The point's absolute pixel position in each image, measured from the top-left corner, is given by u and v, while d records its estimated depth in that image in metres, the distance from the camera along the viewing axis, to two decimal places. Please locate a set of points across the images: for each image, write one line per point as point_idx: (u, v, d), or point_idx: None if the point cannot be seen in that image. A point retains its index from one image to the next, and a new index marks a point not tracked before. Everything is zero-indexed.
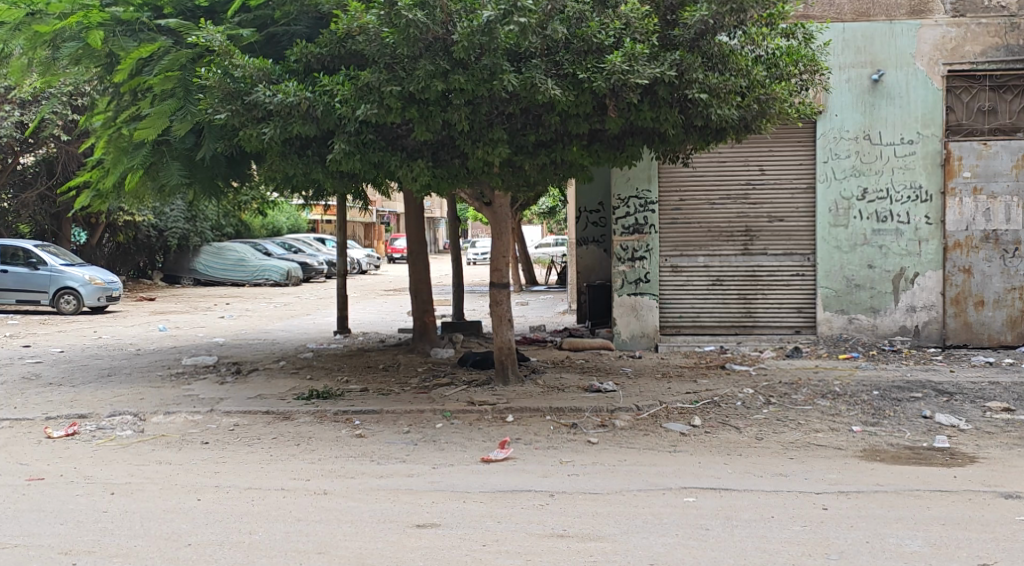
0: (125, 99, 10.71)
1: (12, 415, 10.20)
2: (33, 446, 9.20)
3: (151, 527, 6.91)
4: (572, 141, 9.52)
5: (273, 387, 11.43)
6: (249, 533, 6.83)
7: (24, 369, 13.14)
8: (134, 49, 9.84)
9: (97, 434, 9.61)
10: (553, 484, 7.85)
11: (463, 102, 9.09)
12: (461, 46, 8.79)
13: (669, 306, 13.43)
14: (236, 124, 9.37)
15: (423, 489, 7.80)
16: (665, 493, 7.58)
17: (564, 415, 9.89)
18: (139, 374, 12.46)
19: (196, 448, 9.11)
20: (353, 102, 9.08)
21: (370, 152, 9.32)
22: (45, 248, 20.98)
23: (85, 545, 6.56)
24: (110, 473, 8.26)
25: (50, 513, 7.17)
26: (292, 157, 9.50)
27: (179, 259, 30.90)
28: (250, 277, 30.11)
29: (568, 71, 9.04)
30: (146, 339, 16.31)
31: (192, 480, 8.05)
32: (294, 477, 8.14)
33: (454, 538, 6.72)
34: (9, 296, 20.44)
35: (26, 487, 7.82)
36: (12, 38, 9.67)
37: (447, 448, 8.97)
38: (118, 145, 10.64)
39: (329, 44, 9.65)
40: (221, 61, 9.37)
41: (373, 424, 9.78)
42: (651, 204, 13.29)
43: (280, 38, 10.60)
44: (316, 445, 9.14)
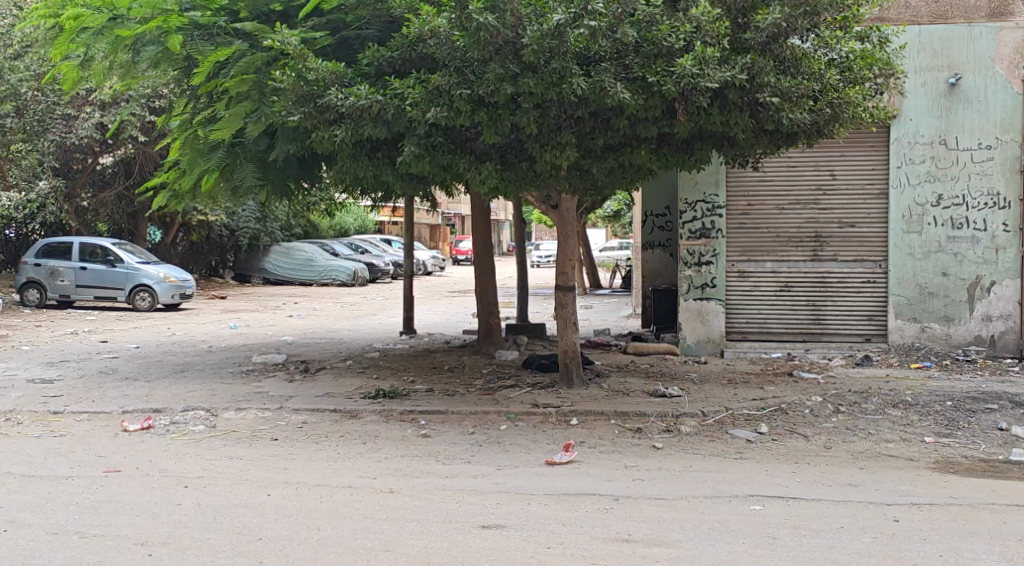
0: (202, 101, 10.95)
1: (91, 408, 10.47)
2: (111, 438, 9.43)
3: (223, 520, 7.05)
4: (641, 145, 9.51)
5: (341, 385, 11.58)
6: (317, 529, 6.93)
7: (102, 363, 13.48)
8: (210, 53, 10.03)
9: (172, 428, 9.82)
10: (617, 487, 7.85)
11: (533, 105, 9.10)
12: (531, 50, 8.86)
13: (736, 312, 13.31)
14: (309, 126, 9.50)
15: (488, 490, 7.85)
16: (732, 501, 7.53)
17: (629, 419, 9.87)
18: (212, 371, 12.70)
19: (266, 444, 9.27)
20: (423, 105, 9.18)
21: (439, 154, 9.38)
22: (122, 246, 21.50)
23: (161, 537, 6.71)
24: (184, 467, 8.44)
25: (127, 505, 7.34)
26: (363, 159, 9.60)
27: (249, 260, 31.41)
28: (318, 277, 30.41)
29: (639, 75, 9.01)
30: (217, 337, 16.61)
31: (263, 475, 8.19)
32: (362, 474, 8.24)
33: (519, 540, 6.75)
34: (86, 292, 20.94)
35: (104, 478, 8.03)
36: (95, 41, 9.96)
37: (512, 450, 9.00)
38: (193, 146, 10.84)
39: (401, 47, 9.79)
40: (295, 64, 9.53)
41: (438, 424, 9.86)
42: (718, 208, 13.18)
43: (353, 42, 10.79)
44: (382, 443, 9.25)
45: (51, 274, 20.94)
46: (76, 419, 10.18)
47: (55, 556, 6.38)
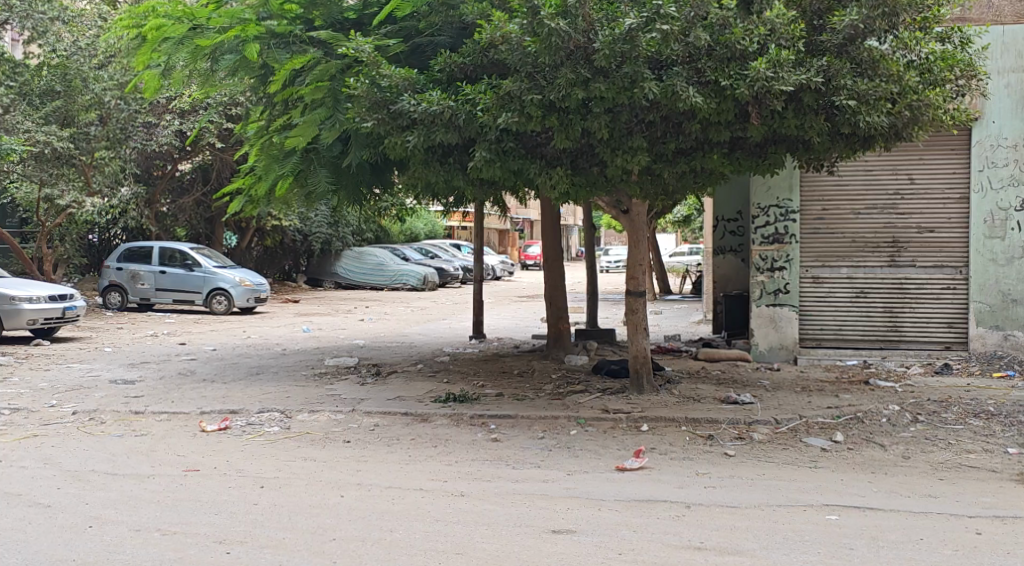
0: (278, 108, 11.11)
1: (170, 409, 10.71)
2: (190, 438, 9.64)
3: (298, 520, 7.16)
4: (713, 149, 9.44)
5: (412, 389, 11.68)
6: (389, 530, 7.00)
7: (180, 365, 13.77)
8: (286, 61, 10.25)
9: (248, 429, 10.00)
10: (689, 495, 7.80)
11: (604, 109, 9.11)
12: (602, 54, 8.83)
13: (810, 318, 13.14)
14: (382, 132, 9.59)
15: (560, 495, 7.85)
16: (807, 510, 7.43)
17: (700, 426, 9.79)
18: (286, 373, 12.91)
19: (339, 445, 9.39)
20: (495, 110, 9.21)
21: (510, 159, 9.42)
22: (199, 251, 21.92)
23: (238, 535, 6.84)
24: (260, 467, 8.59)
25: (206, 504, 7.49)
26: (435, 164, 9.69)
27: (321, 264, 31.82)
28: (389, 281, 30.65)
29: (711, 78, 8.97)
30: (291, 340, 16.88)
31: (336, 477, 8.30)
32: (433, 477, 8.30)
33: (591, 546, 6.74)
34: (165, 296, 21.39)
35: (184, 477, 8.20)
36: (176, 51, 10.17)
37: (582, 455, 9.00)
38: (268, 152, 11.04)
39: (472, 54, 9.85)
40: (369, 70, 9.66)
41: (509, 429, 9.89)
42: (792, 213, 13.03)
43: (425, 49, 10.85)
44: (453, 447, 9.31)
45: (132, 277, 21.49)
46: (156, 419, 10.42)
47: (138, 553, 6.53)
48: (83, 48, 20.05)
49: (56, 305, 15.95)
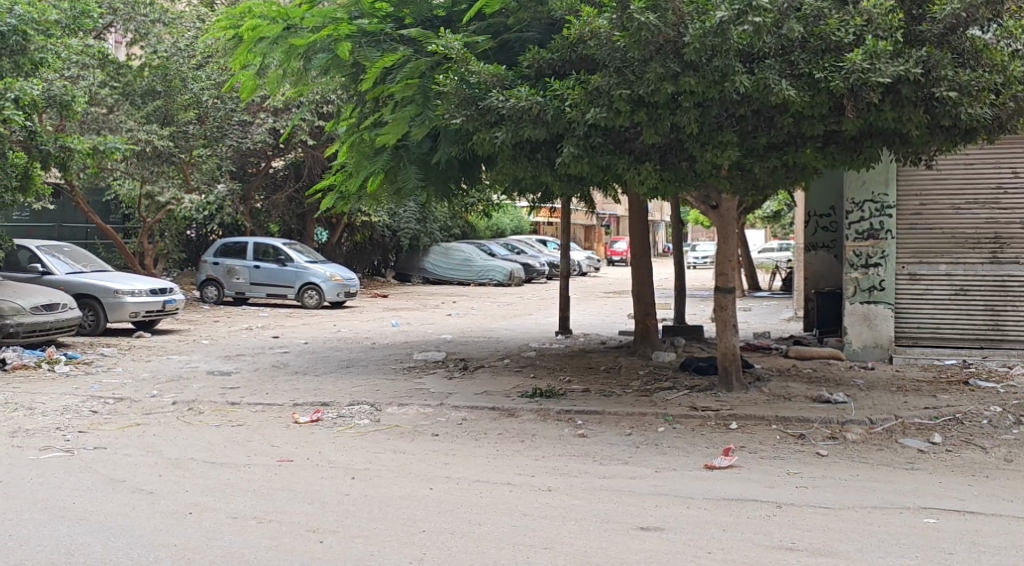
0: (368, 106, 11.25)
1: (264, 401, 10.93)
2: (283, 429, 9.82)
3: (388, 511, 7.25)
4: (806, 143, 9.26)
5: (499, 384, 11.73)
6: (478, 523, 7.04)
7: (274, 358, 14.05)
8: (378, 59, 10.36)
9: (339, 421, 10.16)
10: (780, 494, 7.69)
11: (694, 104, 9.01)
12: (692, 48, 8.74)
13: (907, 316, 12.83)
14: (471, 128, 9.65)
15: (648, 492, 7.81)
16: (903, 512, 7.26)
17: (791, 425, 9.65)
18: (376, 367, 13.09)
19: (427, 439, 9.49)
20: (583, 105, 9.19)
21: (598, 155, 9.39)
22: (291, 246, 22.29)
23: (330, 525, 6.94)
24: (351, 458, 8.71)
25: (300, 493, 7.64)
26: (523, 160, 9.70)
27: (409, 259, 32.17)
28: (476, 277, 30.88)
29: (804, 71, 8.83)
30: (380, 334, 17.08)
31: (425, 469, 8.38)
32: (521, 472, 8.33)
33: (680, 544, 6.68)
34: (259, 290, 21.86)
35: (278, 467, 8.37)
36: (271, 51, 10.42)
37: (670, 452, 8.93)
38: (359, 150, 11.23)
39: (561, 49, 9.85)
40: (458, 67, 9.73)
41: (596, 425, 9.86)
42: (888, 208, 12.70)
43: (513, 45, 10.89)
44: (540, 441, 9.33)
45: (228, 272, 22.04)
46: (251, 410, 10.64)
47: (235, 539, 6.69)
48: (183, 48, 20.52)
49: (156, 298, 16.44)
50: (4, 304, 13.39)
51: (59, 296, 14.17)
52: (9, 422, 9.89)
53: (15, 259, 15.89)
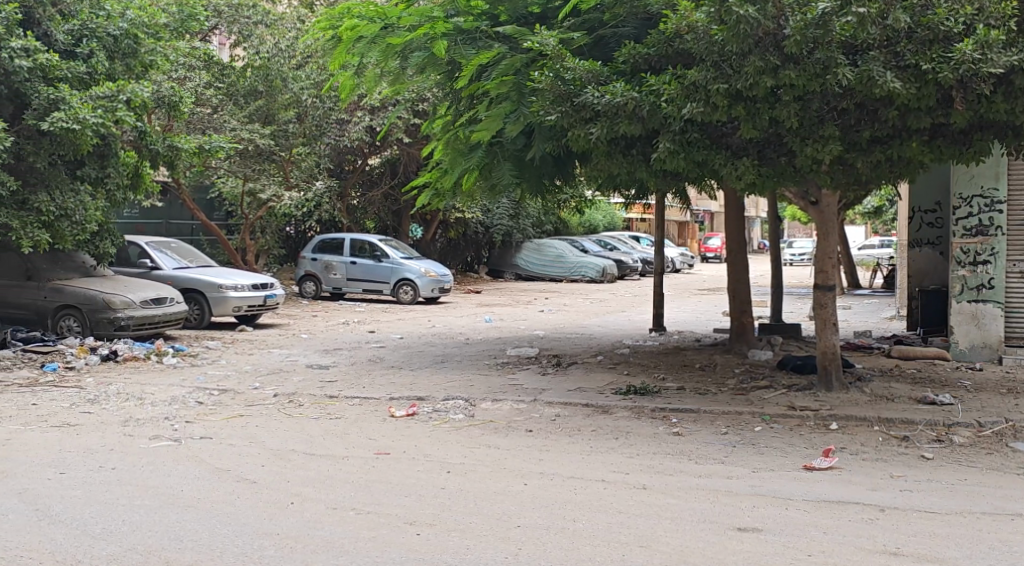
0: (464, 103, 11.30)
1: (361, 394, 11.08)
2: (380, 422, 9.94)
3: (483, 506, 7.28)
4: (911, 137, 8.95)
5: (592, 380, 11.68)
6: (572, 520, 7.01)
7: (370, 352, 14.23)
8: (473, 56, 10.38)
9: (434, 415, 10.24)
10: (883, 497, 7.50)
11: (794, 97, 8.85)
12: (793, 40, 8.59)
13: (1017, 316, 12.38)
14: (566, 125, 9.59)
15: (745, 492, 7.69)
16: (1013, 519, 7.01)
17: (894, 427, 9.39)
18: (470, 362, 13.17)
19: (521, 434, 9.50)
20: (680, 100, 9.10)
21: (695, 151, 9.26)
22: (387, 242, 22.56)
23: (427, 518, 7.00)
24: (446, 453, 8.77)
25: (396, 486, 7.72)
26: (618, 156, 9.62)
27: (503, 256, 32.28)
28: (568, 273, 30.88)
29: (911, 62, 8.53)
30: (473, 329, 17.18)
31: (520, 465, 8.38)
32: (615, 469, 8.28)
33: (779, 545, 6.57)
34: (356, 286, 22.19)
35: (375, 459, 8.48)
36: (368, 50, 10.50)
37: (768, 452, 8.77)
38: (454, 147, 11.29)
39: (657, 44, 9.71)
40: (553, 64, 9.71)
41: (691, 423, 9.75)
42: (998, 204, 12.29)
43: (608, 41, 10.78)
44: (634, 439, 9.26)
45: (325, 268, 22.34)
46: (349, 403, 10.80)
47: (335, 529, 6.78)
48: (284, 49, 20.93)
49: (258, 293, 16.79)
50: (116, 297, 13.77)
51: (167, 290, 14.60)
52: (120, 411, 10.20)
53: (127, 254, 16.61)
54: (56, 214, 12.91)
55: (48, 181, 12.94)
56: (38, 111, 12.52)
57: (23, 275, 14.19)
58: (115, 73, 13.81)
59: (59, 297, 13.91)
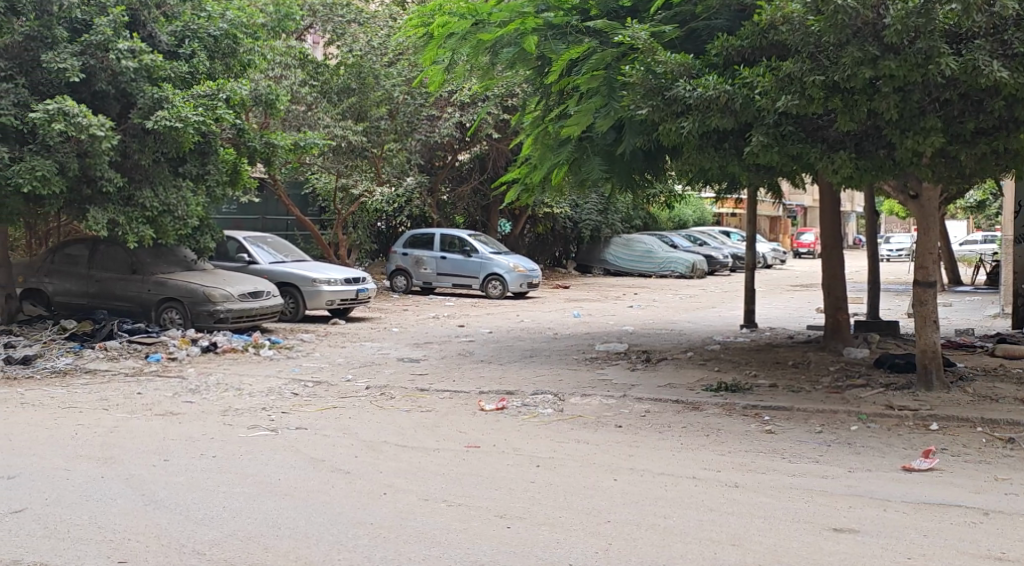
0: (553, 98, 11.29)
1: (451, 388, 11.16)
2: (469, 416, 9.99)
3: (573, 500, 7.27)
4: (1019, 128, 8.67)
5: (683, 376, 11.59)
6: (663, 517, 6.96)
7: (460, 346, 14.32)
8: (564, 51, 10.38)
9: (523, 409, 10.25)
10: (986, 501, 7.27)
11: (893, 88, 8.60)
12: (894, 30, 8.36)
13: None
14: (656, 119, 9.52)
15: (841, 492, 7.53)
16: None
17: (998, 428, 9.09)
18: (559, 357, 13.16)
19: (610, 430, 9.45)
20: (774, 93, 8.95)
21: (790, 144, 9.07)
22: (476, 237, 22.66)
23: (517, 511, 7.02)
24: (535, 447, 8.78)
25: (487, 479, 7.75)
26: (710, 150, 9.51)
27: (591, 251, 32.11)
28: (657, 269, 30.64)
29: (1019, 50, 8.29)
30: (562, 324, 17.16)
31: (609, 461, 8.35)
32: (706, 466, 8.19)
33: (877, 547, 6.42)
34: (446, 280, 22.37)
35: (466, 452, 8.53)
36: (459, 46, 10.53)
37: (864, 452, 8.58)
38: (543, 142, 11.29)
39: (751, 36, 9.54)
40: (644, 58, 9.64)
41: (784, 421, 9.59)
42: None
43: (700, 33, 10.71)
44: (726, 436, 9.14)
45: (416, 262, 22.61)
46: (439, 396, 10.88)
47: (427, 520, 6.84)
48: (375, 47, 21.20)
49: (350, 287, 17.02)
50: (216, 290, 14.13)
51: (264, 284, 14.93)
52: (219, 401, 10.45)
53: (225, 249, 16.96)
54: (160, 209, 13.30)
55: (152, 178, 13.29)
56: (142, 110, 12.87)
57: (128, 268, 14.64)
58: (215, 72, 14.13)
59: (160, 290, 14.30)
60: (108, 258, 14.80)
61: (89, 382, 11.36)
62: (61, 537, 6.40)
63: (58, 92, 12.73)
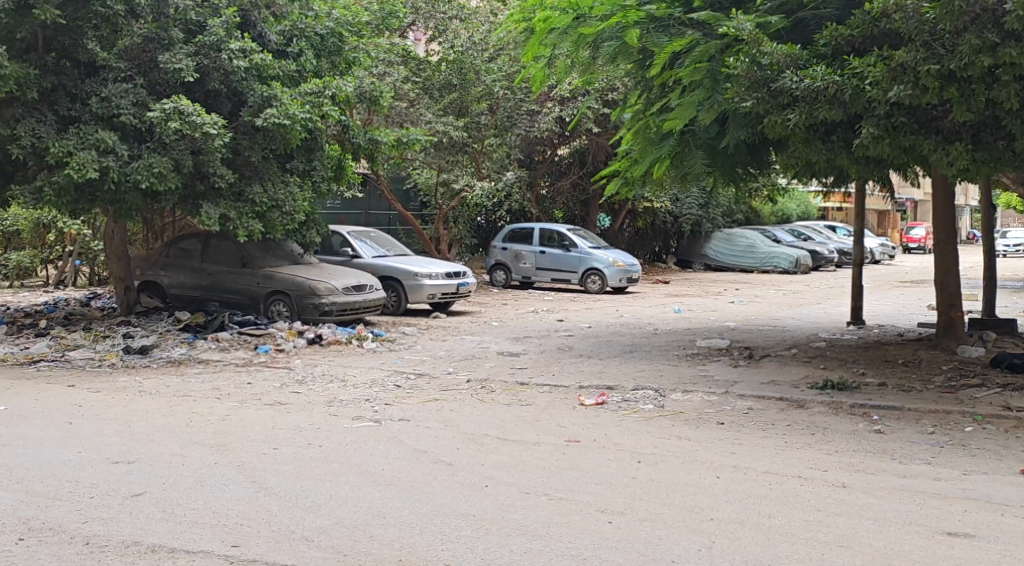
0: (655, 92, 11.18)
1: (552, 382, 11.19)
2: (570, 410, 9.99)
3: (676, 497, 7.22)
4: None
5: (787, 373, 11.41)
6: (769, 516, 6.86)
7: (560, 340, 14.33)
8: (666, 44, 10.22)
9: (623, 405, 10.21)
10: None
11: (1014, 77, 8.38)
12: (1015, 15, 8.12)
13: None
14: (762, 111, 9.35)
15: (955, 495, 7.31)
16: None
17: None
18: (660, 352, 13.07)
19: (713, 426, 9.35)
20: (885, 83, 8.68)
21: (901, 136, 8.81)
22: (575, 232, 22.65)
23: (619, 506, 7.00)
24: (637, 442, 8.74)
25: (588, 473, 7.75)
26: (817, 142, 9.29)
27: (691, 245, 31.88)
28: (759, 264, 30.11)
29: None
30: (663, 320, 17.03)
31: (712, 458, 8.26)
32: (813, 465, 8.05)
33: (994, 553, 6.22)
34: (545, 275, 22.43)
35: (567, 447, 8.53)
36: (561, 41, 10.48)
37: (979, 454, 8.32)
38: (645, 136, 11.19)
39: (862, 25, 9.32)
40: (749, 49, 9.48)
41: (894, 421, 9.35)
42: None
43: (808, 23, 10.49)
44: (833, 435, 8.96)
45: (515, 257, 22.70)
46: (540, 390, 10.92)
47: (529, 514, 6.86)
48: (476, 42, 21.34)
49: (451, 281, 17.18)
50: (322, 283, 14.41)
51: (367, 278, 15.16)
52: (325, 392, 10.66)
53: (330, 243, 17.28)
54: (269, 205, 13.55)
55: (261, 173, 13.64)
56: (252, 108, 13.19)
57: (238, 262, 15.05)
58: (321, 70, 14.42)
59: (269, 283, 14.64)
60: (219, 252, 15.23)
61: (202, 371, 11.72)
62: (178, 520, 6.61)
63: (173, 92, 13.06)
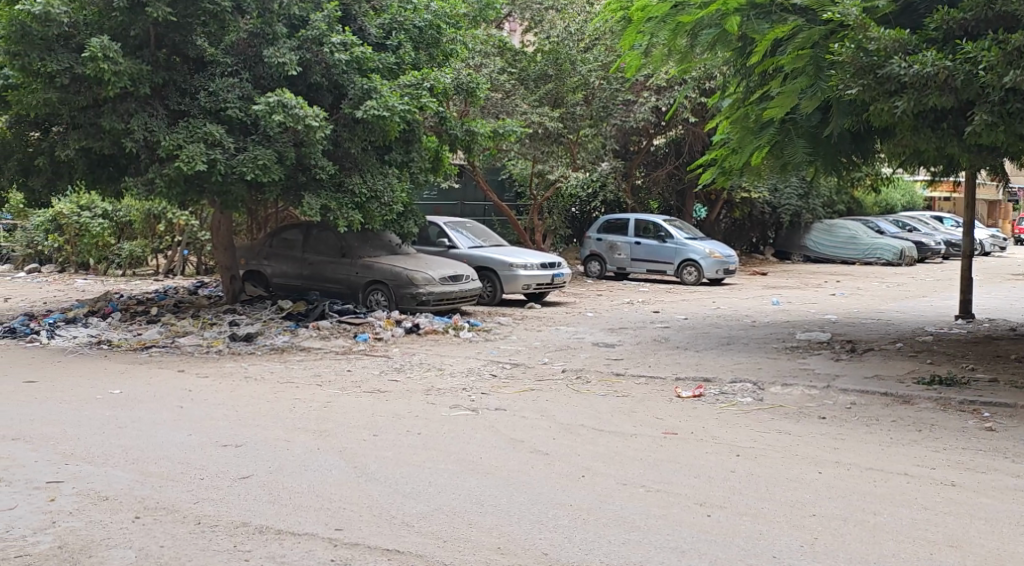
0: (754, 80, 11.10)
1: (648, 373, 11.12)
2: (667, 402, 9.92)
3: (775, 491, 7.11)
4: None
5: (891, 368, 11.13)
6: (874, 513, 6.70)
7: (656, 332, 14.22)
8: (768, 31, 10.08)
9: (721, 397, 10.08)
10: None
11: None
12: None
13: None
14: (868, 99, 9.07)
15: None
16: None
17: None
18: (758, 345, 12.88)
19: (813, 421, 9.17)
20: (1001, 68, 8.43)
21: (1018, 123, 8.53)
22: (671, 223, 22.41)
23: (717, 500, 6.91)
24: (735, 436, 8.62)
25: (686, 466, 7.67)
26: (926, 130, 9.05)
27: (790, 236, 31.21)
28: (862, 254, 29.35)
29: None
30: (762, 312, 16.78)
31: (813, 452, 8.11)
32: (920, 463, 7.84)
33: None
34: (641, 265, 22.27)
35: (664, 439, 8.46)
36: (659, 29, 10.30)
37: None
38: (744, 125, 11.04)
39: (975, 7, 9.06)
40: (855, 35, 9.27)
41: (1006, 419, 9.05)
42: None
43: (917, 7, 10.22)
44: (940, 432, 8.72)
45: (611, 248, 22.67)
46: (636, 381, 10.85)
47: (627, 505, 6.83)
48: (573, 32, 21.40)
49: (546, 272, 17.16)
50: (419, 273, 14.54)
51: (463, 268, 15.26)
52: (423, 380, 10.77)
53: (427, 234, 17.44)
54: (368, 196, 13.74)
55: (360, 165, 13.84)
56: (353, 100, 13.35)
57: (338, 252, 15.29)
58: (420, 62, 14.51)
59: (368, 272, 14.84)
60: (319, 242, 15.50)
61: (303, 359, 11.95)
62: (284, 503, 6.75)
63: (277, 85, 13.32)
